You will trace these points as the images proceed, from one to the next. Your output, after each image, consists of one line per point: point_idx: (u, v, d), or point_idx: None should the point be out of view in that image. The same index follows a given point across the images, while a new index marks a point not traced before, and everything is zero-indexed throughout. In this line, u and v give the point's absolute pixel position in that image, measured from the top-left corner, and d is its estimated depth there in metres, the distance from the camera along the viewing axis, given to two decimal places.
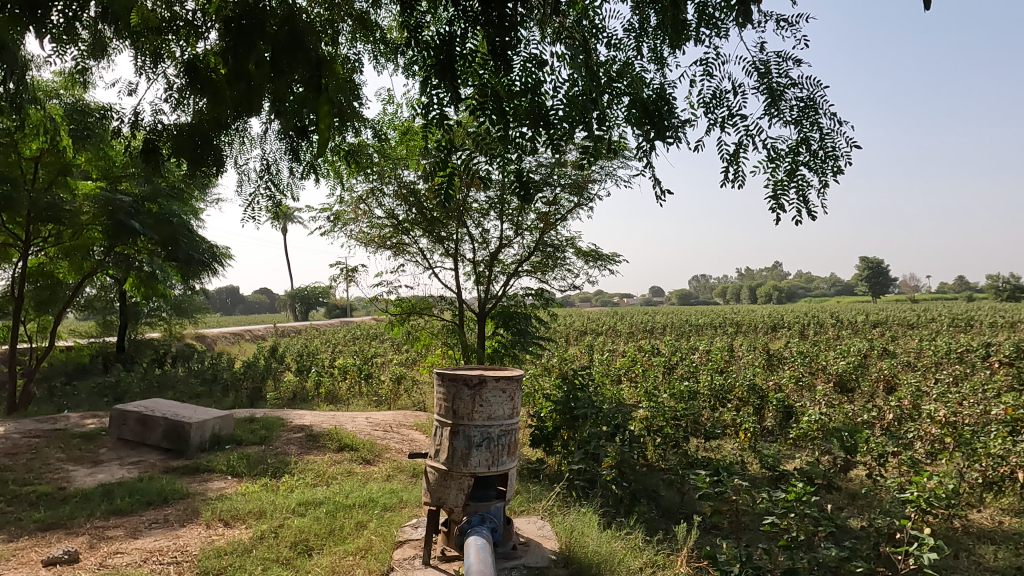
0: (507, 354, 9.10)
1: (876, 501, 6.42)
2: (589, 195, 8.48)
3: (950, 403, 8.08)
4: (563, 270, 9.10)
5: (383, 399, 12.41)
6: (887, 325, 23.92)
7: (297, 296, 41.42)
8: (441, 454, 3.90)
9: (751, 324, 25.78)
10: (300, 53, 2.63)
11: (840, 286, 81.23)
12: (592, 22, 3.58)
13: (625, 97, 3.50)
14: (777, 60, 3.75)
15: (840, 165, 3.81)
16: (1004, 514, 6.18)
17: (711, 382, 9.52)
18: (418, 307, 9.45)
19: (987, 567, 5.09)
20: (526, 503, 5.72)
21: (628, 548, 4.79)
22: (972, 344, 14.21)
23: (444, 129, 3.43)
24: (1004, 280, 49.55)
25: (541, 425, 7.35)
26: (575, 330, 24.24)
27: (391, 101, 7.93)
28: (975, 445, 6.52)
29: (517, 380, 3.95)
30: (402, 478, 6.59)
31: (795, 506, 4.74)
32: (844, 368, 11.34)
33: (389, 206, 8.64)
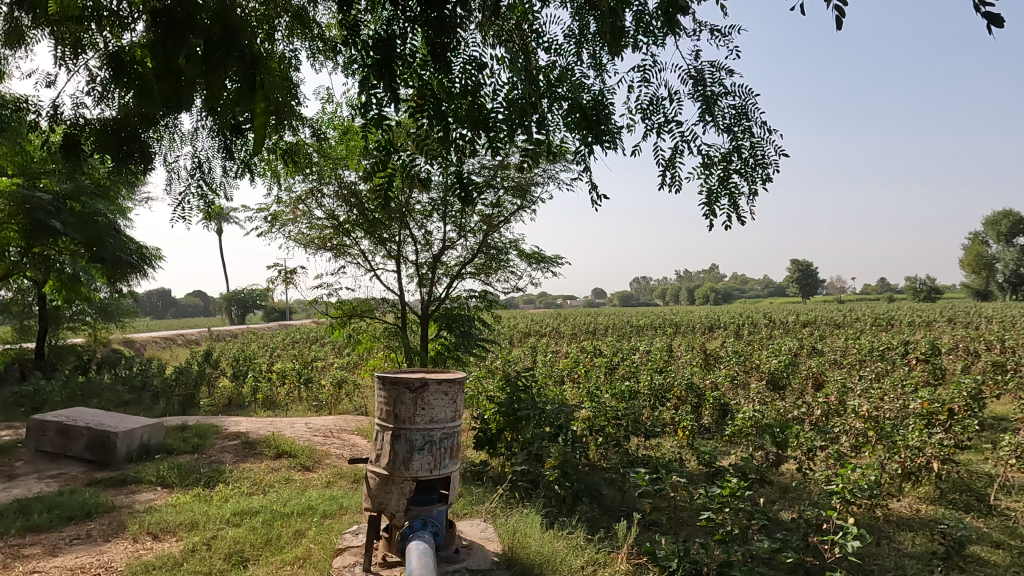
0: (452, 356, 9.17)
1: (806, 493, 6.70)
2: (532, 197, 8.53)
3: (873, 399, 8.52)
4: (507, 273, 9.12)
5: (323, 404, 12.15)
6: (815, 325, 25.07)
7: (232, 298, 39.95)
8: (382, 460, 3.83)
9: (690, 324, 26.51)
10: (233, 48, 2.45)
11: (772, 288, 84.66)
12: (532, 27, 3.60)
13: (564, 102, 3.52)
14: (710, 69, 3.88)
15: (768, 173, 3.99)
16: (920, 503, 6.57)
17: (650, 382, 9.73)
18: (359, 309, 9.32)
19: (906, 553, 5.40)
20: (469, 506, 5.72)
21: (570, 547, 4.84)
22: (893, 342, 15.05)
23: (384, 130, 3.37)
24: (921, 282, 52.88)
25: (485, 427, 7.32)
26: (518, 332, 24.32)
27: (331, 100, 7.78)
28: (895, 437, 6.87)
29: (460, 383, 3.95)
30: (343, 484, 6.47)
31: (729, 501, 4.89)
32: (776, 365, 11.78)
33: (329, 207, 8.47)
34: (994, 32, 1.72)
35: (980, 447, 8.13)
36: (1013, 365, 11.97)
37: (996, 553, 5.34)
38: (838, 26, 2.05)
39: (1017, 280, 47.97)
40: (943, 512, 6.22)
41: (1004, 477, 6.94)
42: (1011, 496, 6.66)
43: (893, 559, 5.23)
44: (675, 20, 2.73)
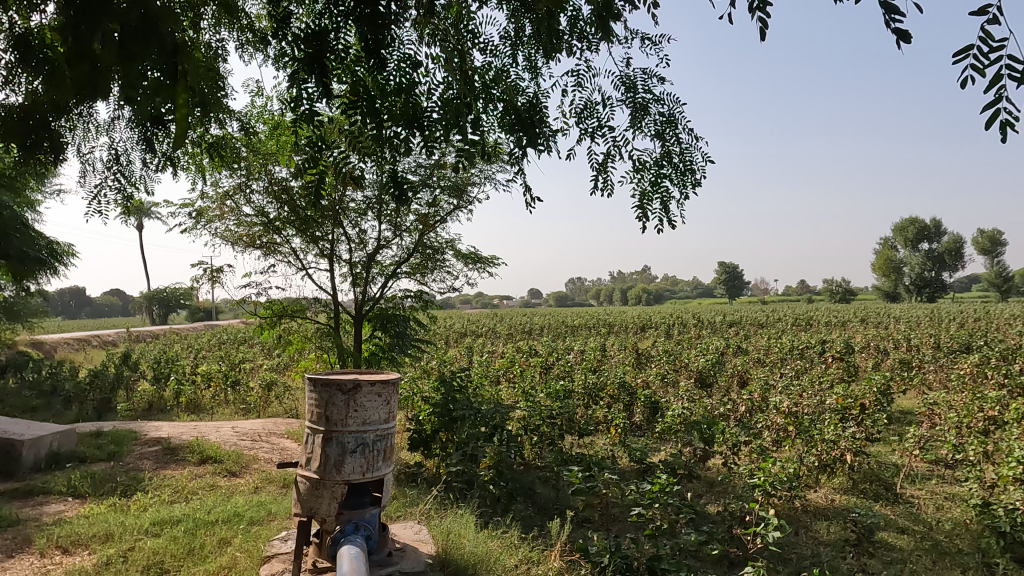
0: (386, 356, 9.00)
1: (730, 486, 6.96)
2: (468, 197, 8.51)
3: (793, 395, 8.94)
4: (443, 273, 9.07)
5: (251, 407, 11.76)
6: (741, 325, 26.18)
7: (153, 297, 38.04)
8: (312, 463, 3.75)
9: (623, 324, 27.13)
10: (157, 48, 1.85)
11: (700, 289, 87.83)
12: (468, 27, 3.59)
13: (498, 103, 3.52)
14: (642, 76, 3.97)
15: (697, 179, 4.12)
16: (835, 493, 6.95)
17: (583, 381, 9.90)
18: (290, 309, 9.04)
19: (822, 540, 5.70)
20: (403, 508, 5.66)
21: (504, 546, 4.86)
22: (811, 340, 15.88)
23: (315, 125, 3.28)
24: (838, 284, 56.00)
25: (419, 428, 7.27)
26: (454, 332, 24.26)
27: (261, 94, 7.51)
28: (812, 432, 7.23)
29: (393, 384, 3.90)
30: (271, 490, 6.28)
31: (659, 497, 5.00)
32: (704, 364, 12.21)
33: (258, 204, 8.20)
34: (901, 47, 1.83)
35: (889, 439, 8.68)
36: (917, 362, 12.86)
37: (902, 538, 5.70)
38: (761, 37, 2.12)
39: (922, 283, 51.57)
40: (855, 501, 6.59)
41: (908, 466, 7.44)
42: (915, 484, 7.13)
43: (810, 548, 5.51)
44: (606, 26, 2.75)
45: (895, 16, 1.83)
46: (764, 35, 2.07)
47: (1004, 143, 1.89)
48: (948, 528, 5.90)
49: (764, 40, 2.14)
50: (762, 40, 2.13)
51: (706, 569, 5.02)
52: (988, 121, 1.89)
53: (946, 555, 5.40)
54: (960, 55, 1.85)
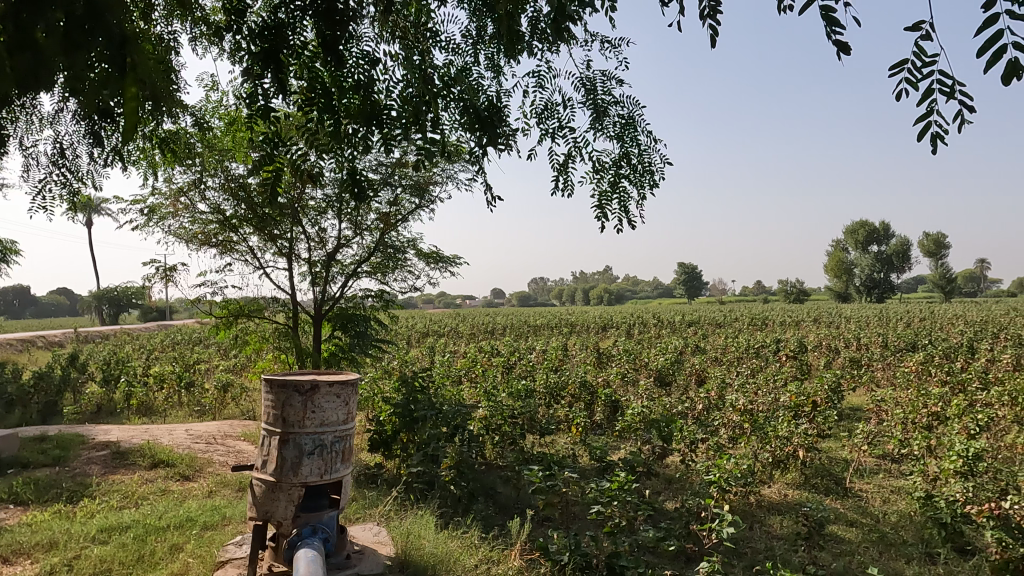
0: (346, 357, 8.89)
1: (688, 483, 7.09)
2: (430, 196, 8.47)
3: (749, 393, 9.17)
4: (404, 272, 8.99)
5: (206, 409, 11.47)
6: (698, 324, 26.72)
7: (103, 296, 36.83)
8: (268, 465, 3.68)
9: (584, 323, 27.38)
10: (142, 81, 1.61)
11: (660, 289, 89.28)
12: (428, 25, 3.57)
13: (459, 103, 3.51)
14: (602, 78, 4.02)
15: (655, 180, 4.20)
16: (788, 488, 7.14)
17: (544, 381, 9.96)
18: (247, 309, 8.84)
19: (775, 535, 5.85)
20: (362, 510, 5.60)
21: (464, 546, 4.85)
22: (767, 339, 16.28)
23: (271, 121, 3.22)
24: (793, 285, 57.50)
25: (380, 429, 7.20)
26: (416, 332, 24.13)
27: (216, 89, 7.31)
28: (767, 429, 7.40)
29: (353, 384, 3.86)
30: (226, 494, 6.14)
31: (618, 494, 5.06)
32: (663, 363, 12.42)
33: (214, 201, 8.01)
34: (841, 59, 1.90)
35: (839, 435, 8.96)
36: (866, 361, 13.34)
37: (850, 531, 5.89)
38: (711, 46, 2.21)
39: (871, 284, 53.40)
40: (806, 496, 6.79)
41: (857, 461, 7.70)
42: (863, 478, 7.39)
43: (764, 542, 5.65)
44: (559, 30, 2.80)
45: (837, 28, 1.89)
46: (714, 43, 2.17)
47: (935, 154, 1.99)
48: (894, 520, 6.13)
49: (715, 47, 2.22)
50: (713, 48, 2.22)
51: (663, 565, 5.10)
52: (920, 134, 1.98)
53: (892, 546, 5.61)
54: (896, 69, 1.95)
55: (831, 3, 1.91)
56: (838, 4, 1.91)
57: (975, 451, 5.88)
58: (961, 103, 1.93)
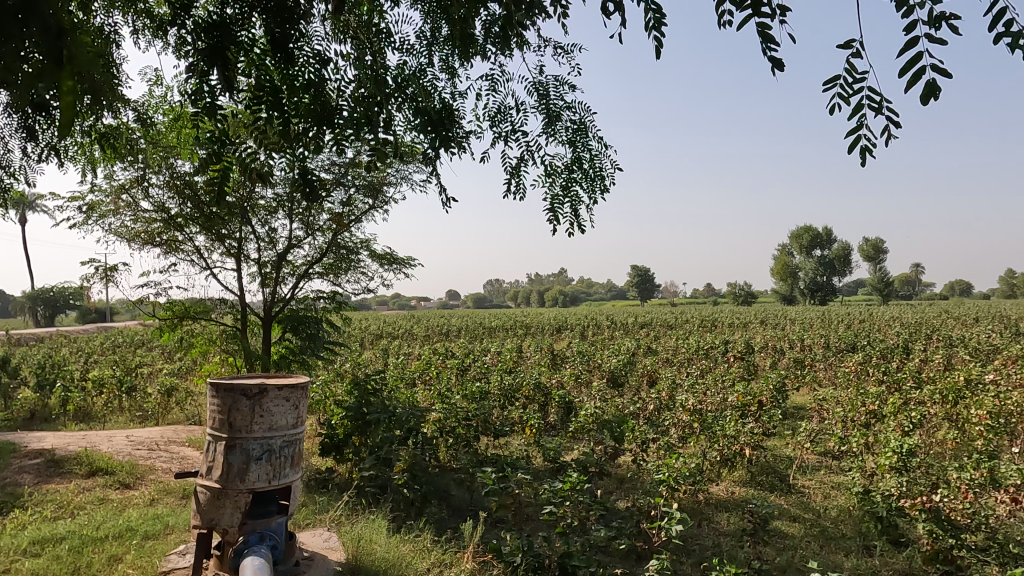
0: (296, 360, 8.71)
1: (639, 482, 7.20)
2: (384, 197, 8.38)
3: (698, 393, 9.37)
4: (357, 273, 8.87)
5: (149, 414, 11.07)
6: (649, 326, 27.24)
7: (38, 297, 35.15)
8: (214, 472, 3.58)
9: (539, 325, 27.55)
10: (82, 75, 1.45)
11: (614, 291, 90.57)
12: (382, 26, 3.54)
13: (412, 104, 3.48)
14: (554, 83, 4.05)
15: (606, 185, 4.25)
16: (735, 486, 7.32)
17: (499, 383, 9.98)
18: (193, 311, 8.57)
19: (722, 531, 6.00)
20: (312, 515, 5.50)
21: (416, 550, 4.81)
22: (716, 340, 16.69)
23: (218, 119, 3.14)
24: (742, 287, 59.09)
25: (331, 432, 7.09)
26: (369, 334, 23.83)
27: (160, 83, 7.07)
28: (715, 428, 7.58)
29: (302, 388, 3.80)
30: (169, 502, 5.94)
31: (570, 495, 5.10)
32: (616, 364, 12.60)
33: (158, 198, 7.74)
34: (777, 74, 1.97)
35: (783, 433, 9.25)
36: (809, 361, 13.81)
37: (793, 526, 6.09)
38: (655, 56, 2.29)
39: (815, 288, 55.29)
40: (752, 493, 6.98)
41: (800, 459, 7.96)
42: (806, 475, 7.64)
43: (711, 538, 5.79)
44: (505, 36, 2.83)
45: (772, 45, 1.96)
46: (658, 54, 2.25)
47: (863, 166, 2.10)
48: (834, 515, 6.37)
49: (659, 58, 2.30)
50: (656, 59, 2.30)
51: (614, 564, 5.17)
52: (850, 146, 2.10)
53: (831, 540, 5.82)
54: (828, 84, 2.04)
55: (768, 20, 1.97)
56: (774, 21, 1.97)
57: (909, 447, 6.14)
58: (887, 118, 2.04)
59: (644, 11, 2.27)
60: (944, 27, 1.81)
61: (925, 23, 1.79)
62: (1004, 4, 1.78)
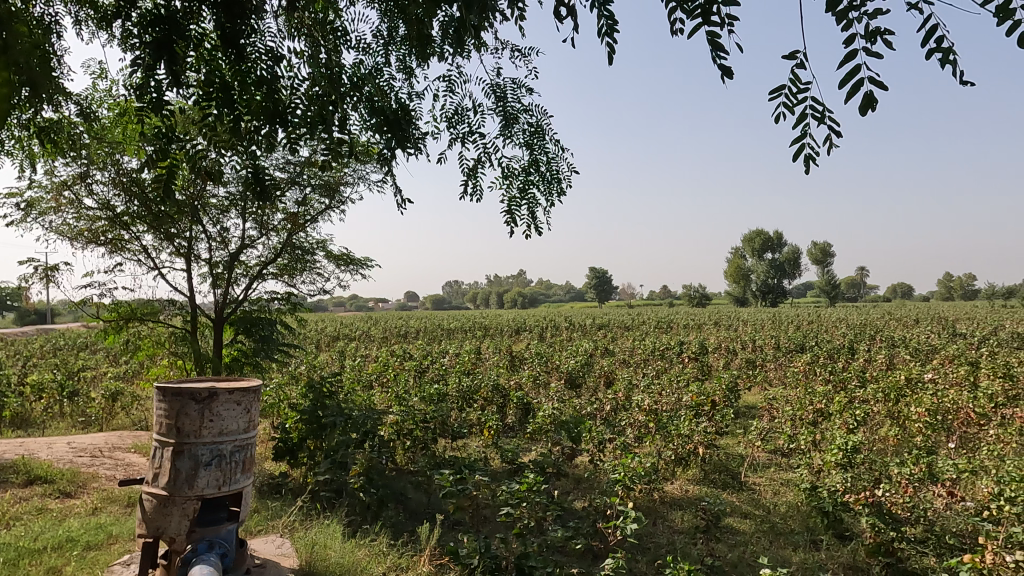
0: (248, 362, 8.51)
1: (596, 482, 7.27)
2: (341, 198, 8.28)
3: (654, 394, 9.53)
4: (313, 274, 8.73)
5: (92, 420, 10.65)
6: (607, 327, 27.58)
7: None
8: (160, 479, 3.47)
9: (497, 326, 27.60)
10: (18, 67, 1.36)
11: (572, 293, 91.34)
12: (337, 24, 3.51)
13: (368, 104, 3.45)
14: (511, 86, 4.08)
15: (562, 187, 4.29)
16: (689, 484, 7.46)
17: (457, 385, 9.95)
18: (140, 312, 8.28)
19: (676, 529, 6.11)
20: (265, 521, 5.38)
21: (372, 555, 4.75)
22: (672, 341, 17.01)
23: (164, 114, 3.04)
24: (697, 290, 60.27)
25: (285, 436, 6.96)
26: (325, 336, 23.45)
27: (105, 77, 6.82)
28: (670, 428, 7.72)
29: (254, 392, 3.71)
30: (113, 511, 5.73)
31: (527, 496, 5.12)
32: (573, 366, 12.72)
33: (102, 196, 7.47)
34: (725, 82, 2.02)
35: (735, 432, 9.48)
36: (760, 361, 14.20)
37: (744, 523, 6.24)
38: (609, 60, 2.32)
39: (767, 290, 56.84)
40: (705, 491, 7.13)
41: (751, 456, 8.17)
42: (757, 472, 7.85)
43: (666, 536, 5.89)
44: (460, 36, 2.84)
45: (721, 54, 2.01)
46: (611, 59, 2.29)
47: (807, 173, 2.17)
48: (783, 511, 6.56)
49: (610, 63, 2.34)
50: (608, 64, 2.33)
51: (571, 564, 5.21)
52: (795, 154, 2.16)
53: (780, 536, 5.99)
54: (774, 93, 2.11)
55: (717, 29, 2.01)
56: (723, 30, 2.02)
57: (854, 444, 6.37)
58: (828, 128, 2.11)
59: (597, 17, 2.30)
60: (879, 41, 1.89)
61: (862, 36, 1.86)
62: (936, 22, 1.86)
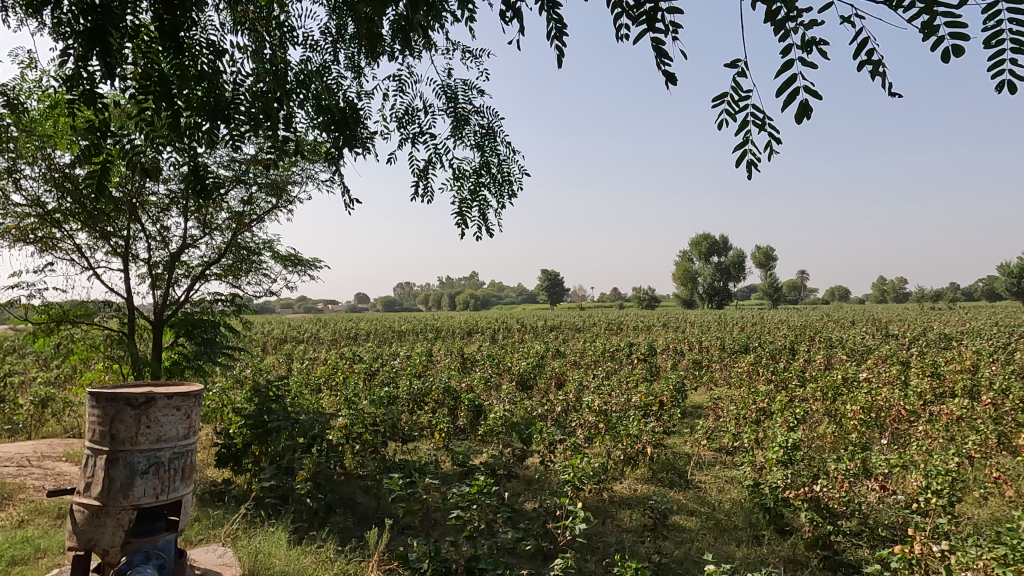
0: (190, 366, 8.22)
1: (546, 483, 7.32)
2: (288, 197, 8.10)
3: (604, 395, 9.65)
4: (259, 275, 8.50)
5: (20, 428, 10.10)
6: (558, 328, 27.84)
7: None
8: (93, 488, 3.32)
9: (450, 328, 27.50)
10: None
11: (525, 295, 91.75)
12: (283, 20, 3.43)
13: (315, 102, 3.39)
14: (462, 88, 4.08)
15: (513, 189, 4.32)
16: (637, 483, 7.58)
17: (408, 387, 9.85)
18: (73, 314, 7.91)
19: (624, 528, 6.20)
20: (206, 531, 5.20)
21: (318, 562, 4.65)
22: (622, 343, 17.27)
23: (98, 108, 2.91)
24: (646, 292, 61.36)
25: (228, 442, 6.75)
26: (272, 339, 22.88)
27: (35, 67, 6.49)
28: (619, 428, 7.83)
29: (194, 397, 3.59)
30: (42, 523, 5.44)
31: (477, 498, 5.11)
32: (524, 368, 12.78)
33: (32, 192, 7.10)
34: (669, 88, 2.07)
35: (682, 431, 9.69)
36: (706, 362, 14.58)
37: (690, 520, 6.39)
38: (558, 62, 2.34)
39: (713, 293, 58.33)
40: (653, 489, 7.26)
41: (697, 455, 8.36)
42: (703, 470, 8.04)
43: (615, 535, 5.97)
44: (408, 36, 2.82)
45: (665, 60, 2.06)
46: (560, 63, 2.31)
47: (749, 179, 2.24)
48: (727, 508, 6.73)
49: (560, 65, 2.36)
50: (558, 66, 2.35)
51: (521, 565, 5.23)
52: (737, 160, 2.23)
53: (724, 532, 6.16)
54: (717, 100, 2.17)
55: (662, 36, 2.06)
56: (667, 37, 2.07)
57: (794, 441, 6.60)
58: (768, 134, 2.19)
59: (546, 20, 2.32)
60: (815, 51, 1.96)
61: (799, 46, 1.93)
62: (867, 34, 1.94)
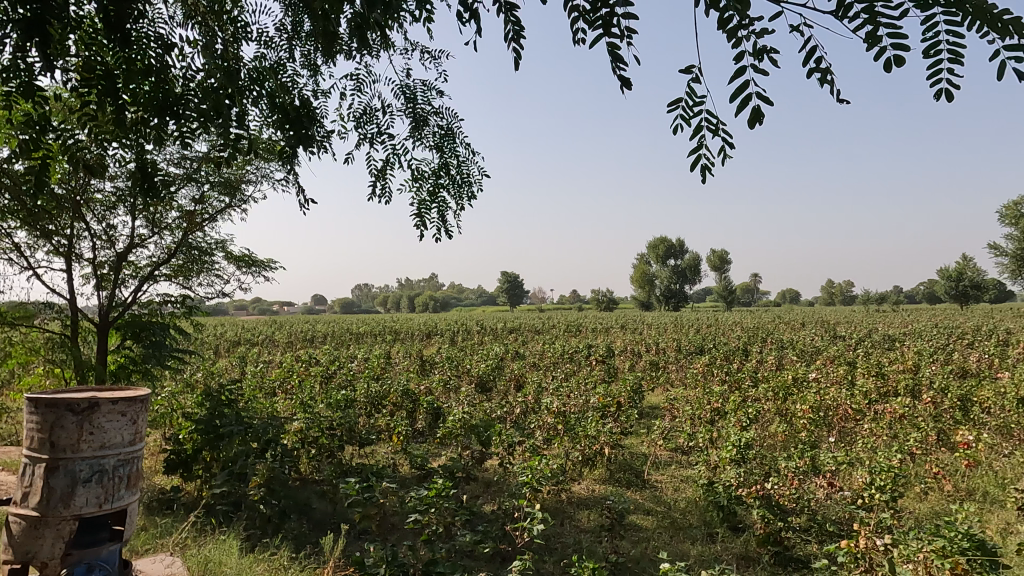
0: (137, 370, 7.94)
1: (505, 484, 7.31)
2: (242, 196, 7.92)
3: (562, 396, 9.71)
4: (211, 276, 8.28)
5: None
6: (518, 330, 27.91)
7: None
8: (31, 498, 3.18)
9: (408, 330, 27.28)
10: None
11: (484, 297, 91.67)
12: (236, 15, 3.36)
13: (269, 99, 3.32)
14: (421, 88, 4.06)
15: (472, 191, 4.32)
16: (595, 483, 7.64)
17: (365, 390, 9.72)
18: (12, 316, 7.55)
19: (582, 528, 6.25)
20: (153, 540, 5.04)
21: (271, 569, 4.55)
22: (580, 344, 17.42)
23: (37, 101, 2.79)
24: (605, 294, 62.01)
25: (178, 448, 6.55)
26: (225, 341, 22.30)
27: None
28: (577, 430, 7.89)
29: (141, 401, 3.47)
30: None
31: (435, 502, 5.08)
32: (483, 369, 12.75)
33: None
34: (625, 92, 2.10)
35: (639, 431, 9.83)
36: (663, 363, 14.81)
37: (647, 519, 6.48)
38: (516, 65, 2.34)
39: (670, 295, 59.34)
40: (611, 489, 7.33)
41: (653, 455, 8.48)
42: (659, 470, 8.16)
43: (573, 536, 6.01)
44: (365, 34, 2.79)
45: (620, 65, 2.08)
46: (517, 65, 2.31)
47: (702, 182, 2.28)
48: (682, 506, 6.85)
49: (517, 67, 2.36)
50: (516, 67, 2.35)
51: (479, 567, 5.22)
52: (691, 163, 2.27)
53: (679, 530, 6.26)
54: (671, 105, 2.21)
55: (617, 41, 2.09)
56: (623, 42, 2.10)
57: (746, 440, 6.76)
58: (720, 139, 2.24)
59: (504, 22, 2.33)
60: (765, 59, 2.02)
61: (750, 54, 1.98)
62: (815, 43, 2.01)
